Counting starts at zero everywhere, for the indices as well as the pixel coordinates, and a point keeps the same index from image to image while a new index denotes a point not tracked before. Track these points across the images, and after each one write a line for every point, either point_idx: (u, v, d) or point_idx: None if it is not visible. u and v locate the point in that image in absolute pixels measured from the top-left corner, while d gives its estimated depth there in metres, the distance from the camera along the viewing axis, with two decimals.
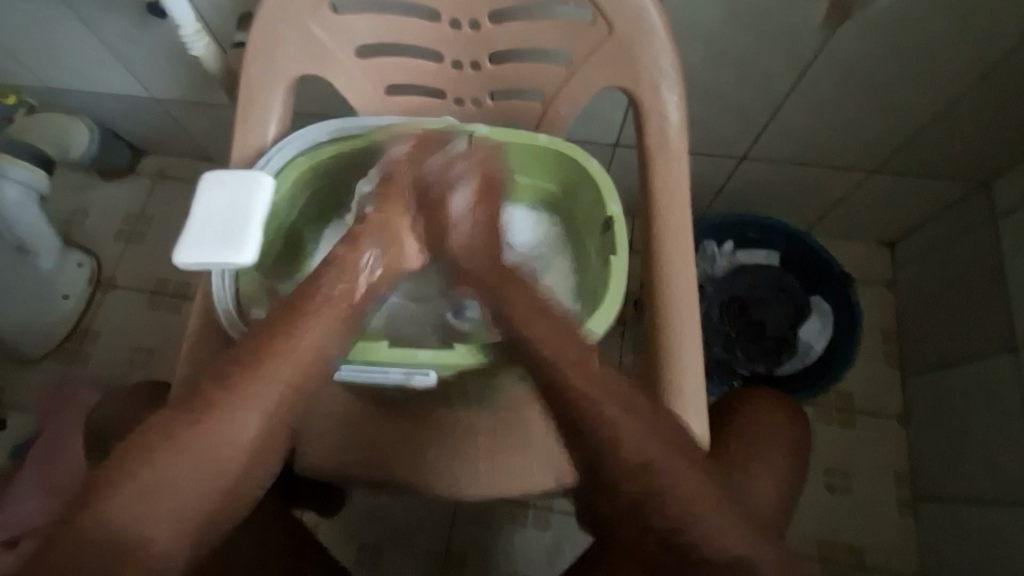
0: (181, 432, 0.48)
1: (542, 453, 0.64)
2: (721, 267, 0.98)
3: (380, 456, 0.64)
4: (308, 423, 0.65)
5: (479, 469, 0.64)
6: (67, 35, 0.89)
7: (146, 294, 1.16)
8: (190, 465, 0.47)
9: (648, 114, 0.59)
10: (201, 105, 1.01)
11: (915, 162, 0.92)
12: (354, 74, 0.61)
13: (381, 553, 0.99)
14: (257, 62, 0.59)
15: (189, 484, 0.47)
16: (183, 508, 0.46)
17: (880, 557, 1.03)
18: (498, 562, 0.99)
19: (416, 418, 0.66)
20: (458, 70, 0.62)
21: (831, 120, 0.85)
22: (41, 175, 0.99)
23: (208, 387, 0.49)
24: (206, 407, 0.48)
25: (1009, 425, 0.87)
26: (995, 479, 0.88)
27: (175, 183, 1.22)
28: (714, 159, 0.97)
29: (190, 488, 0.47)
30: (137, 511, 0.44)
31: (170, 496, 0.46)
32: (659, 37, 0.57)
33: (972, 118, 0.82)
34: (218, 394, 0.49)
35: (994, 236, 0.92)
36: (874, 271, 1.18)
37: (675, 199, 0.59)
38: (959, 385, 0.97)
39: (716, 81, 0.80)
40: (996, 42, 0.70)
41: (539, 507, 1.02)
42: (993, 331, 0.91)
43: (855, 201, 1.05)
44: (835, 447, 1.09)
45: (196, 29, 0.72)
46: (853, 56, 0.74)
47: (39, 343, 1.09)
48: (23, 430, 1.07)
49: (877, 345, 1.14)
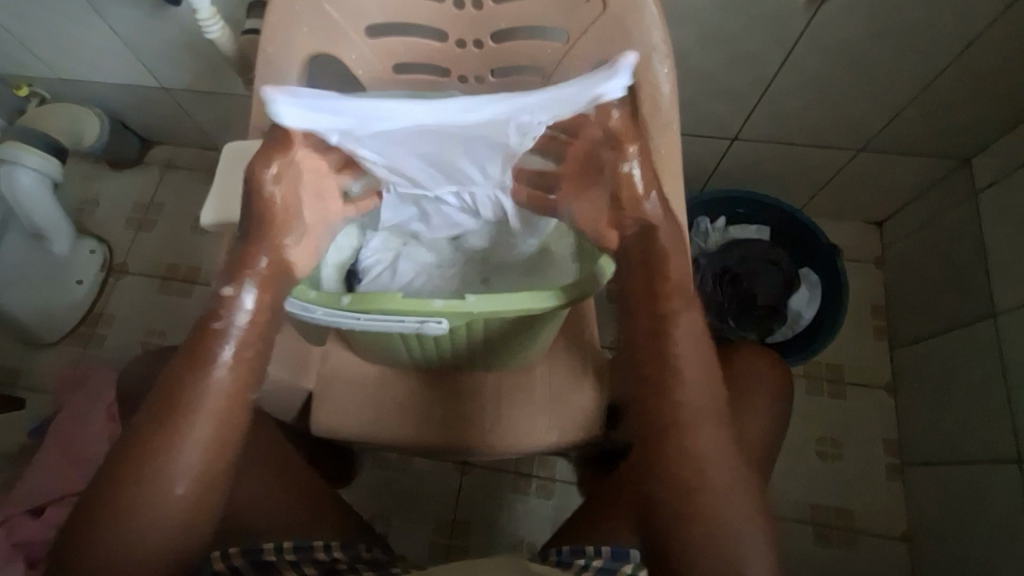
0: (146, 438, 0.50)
1: (546, 411, 0.68)
2: (713, 242, 1.02)
3: (394, 416, 0.68)
4: (325, 384, 0.69)
5: (485, 425, 0.68)
6: (80, 26, 0.93)
7: (157, 279, 1.19)
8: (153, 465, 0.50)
9: (641, 86, 0.63)
10: (210, 94, 1.05)
11: (897, 140, 0.97)
12: (365, 53, 0.65)
13: (390, 522, 1.03)
14: (274, 41, 0.62)
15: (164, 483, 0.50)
16: (170, 504, 0.50)
17: (869, 523, 1.07)
18: (502, 528, 1.03)
19: (423, 377, 0.70)
20: (461, 48, 0.66)
21: (817, 99, 0.89)
22: (54, 163, 1.01)
23: (173, 377, 0.52)
24: (165, 404, 0.51)
25: (990, 389, 0.91)
26: (978, 440, 0.92)
27: (184, 172, 1.26)
28: (705, 140, 1.01)
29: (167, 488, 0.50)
30: (132, 516, 0.49)
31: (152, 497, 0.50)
32: (650, 11, 0.60)
33: (951, 94, 0.86)
34: (186, 396, 0.51)
35: (975, 210, 0.97)
36: (863, 250, 1.22)
37: (666, 165, 0.63)
38: (946, 353, 1.01)
39: (706, 62, 0.84)
40: (967, 22, 0.74)
41: (542, 477, 1.06)
42: (978, 300, 0.95)
43: (842, 181, 1.09)
44: (825, 418, 1.12)
45: (211, 13, 0.75)
46: (835, 36, 0.78)
47: (56, 327, 1.13)
48: (42, 410, 1.10)
49: (867, 319, 1.18)
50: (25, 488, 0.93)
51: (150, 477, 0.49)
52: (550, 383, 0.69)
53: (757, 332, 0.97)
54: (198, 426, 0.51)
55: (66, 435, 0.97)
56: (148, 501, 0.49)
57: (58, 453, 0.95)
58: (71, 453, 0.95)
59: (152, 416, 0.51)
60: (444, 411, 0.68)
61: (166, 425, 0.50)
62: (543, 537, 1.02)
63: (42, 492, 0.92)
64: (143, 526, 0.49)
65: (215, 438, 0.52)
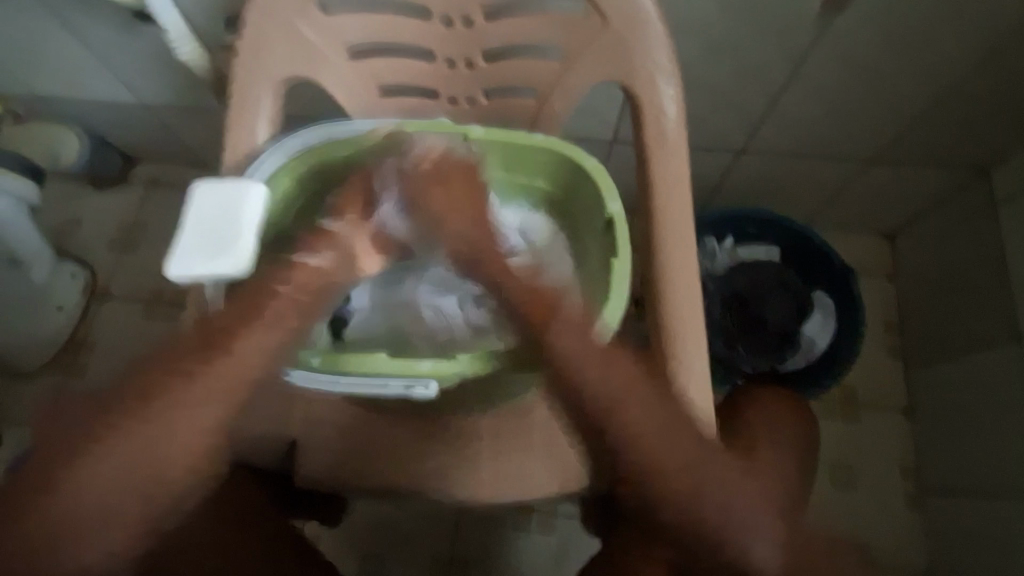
0: (142, 414, 0.47)
1: (545, 458, 0.63)
2: (722, 263, 0.96)
3: (381, 465, 0.63)
4: (305, 430, 0.64)
5: (480, 475, 0.63)
6: (52, 42, 0.88)
7: (142, 303, 1.14)
8: (142, 442, 0.47)
9: (645, 108, 0.58)
10: (192, 111, 1.00)
11: (912, 152, 0.92)
12: (346, 74, 0.60)
13: (383, 560, 0.98)
14: (246, 64, 0.57)
15: (128, 463, 0.47)
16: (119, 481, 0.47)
17: (888, 553, 1.02)
18: (500, 563, 0.98)
19: (408, 425, 0.65)
20: (451, 68, 0.61)
21: (829, 111, 0.85)
22: (30, 184, 0.95)
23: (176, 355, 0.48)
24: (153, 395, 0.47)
25: (1016, 415, 0.86)
26: (1001, 470, 0.88)
27: (169, 191, 1.21)
28: (711, 154, 0.96)
29: (124, 467, 0.47)
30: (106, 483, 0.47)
31: (117, 468, 0.47)
32: (654, 27, 0.56)
33: (973, 104, 0.81)
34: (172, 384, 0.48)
35: (994, 224, 0.92)
36: (875, 263, 1.17)
37: (675, 193, 0.58)
38: (966, 375, 0.96)
39: (712, 74, 0.79)
40: (996, 30, 0.69)
41: (544, 510, 1.01)
42: (998, 320, 0.90)
43: (856, 192, 1.04)
44: (838, 441, 1.08)
45: (183, 33, 0.71)
46: (851, 46, 0.73)
47: (35, 356, 1.09)
48: (21, 445, 1.06)
49: (880, 337, 1.13)
50: None
51: (144, 442, 0.47)
52: (549, 427, 0.64)
53: (767, 361, 0.91)
54: (192, 405, 0.48)
55: None
56: (107, 483, 0.47)
57: None
58: None
59: (126, 405, 0.48)
60: (434, 458, 0.63)
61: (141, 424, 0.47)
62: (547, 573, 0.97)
63: None
64: (111, 479, 0.47)
65: (194, 429, 0.48)
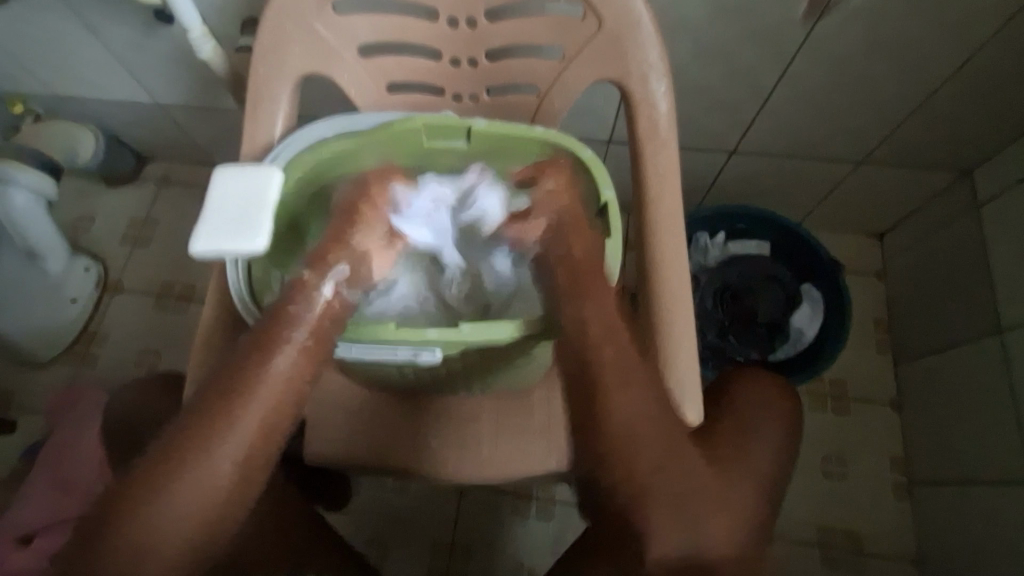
0: (180, 449, 0.50)
1: (544, 438, 0.66)
2: (714, 258, 1.00)
3: (388, 442, 0.66)
4: (315, 409, 0.67)
5: (481, 454, 0.66)
6: (74, 44, 0.92)
7: (153, 297, 1.18)
8: (187, 480, 0.49)
9: (638, 105, 0.62)
10: (205, 111, 1.04)
11: (897, 153, 0.96)
12: (357, 71, 0.64)
13: (386, 546, 1.01)
14: (265, 61, 0.61)
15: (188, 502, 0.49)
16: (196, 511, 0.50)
17: (877, 542, 1.05)
18: (500, 550, 1.01)
19: (416, 404, 0.69)
20: (456, 67, 0.65)
21: (816, 112, 0.88)
22: (49, 181, 0.99)
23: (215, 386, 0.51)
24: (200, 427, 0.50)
25: (999, 405, 0.89)
26: (986, 458, 0.91)
27: (180, 189, 1.25)
28: (704, 154, 1.00)
29: (191, 504, 0.49)
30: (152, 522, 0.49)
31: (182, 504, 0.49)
32: (646, 29, 0.60)
33: (953, 106, 0.85)
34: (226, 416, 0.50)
35: (977, 222, 0.96)
36: (864, 262, 1.20)
37: (666, 183, 0.61)
38: (952, 368, 0.99)
39: (704, 76, 0.83)
40: (972, 34, 0.73)
41: (542, 498, 1.04)
42: (982, 314, 0.94)
43: (845, 192, 1.08)
44: (829, 434, 1.11)
45: (203, 32, 0.75)
46: (836, 49, 0.77)
47: (47, 347, 1.11)
48: (34, 434, 1.09)
49: (869, 332, 1.16)
50: (17, 512, 0.92)
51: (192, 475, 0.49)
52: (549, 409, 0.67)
53: (757, 351, 0.96)
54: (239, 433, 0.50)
55: (58, 459, 0.95)
56: (155, 517, 0.49)
57: (51, 477, 0.94)
58: (58, 477, 0.93)
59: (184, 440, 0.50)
60: (438, 435, 0.67)
61: (197, 455, 0.50)
62: (545, 559, 1.00)
63: (34, 519, 0.91)
64: (166, 519, 0.49)
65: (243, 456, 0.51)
